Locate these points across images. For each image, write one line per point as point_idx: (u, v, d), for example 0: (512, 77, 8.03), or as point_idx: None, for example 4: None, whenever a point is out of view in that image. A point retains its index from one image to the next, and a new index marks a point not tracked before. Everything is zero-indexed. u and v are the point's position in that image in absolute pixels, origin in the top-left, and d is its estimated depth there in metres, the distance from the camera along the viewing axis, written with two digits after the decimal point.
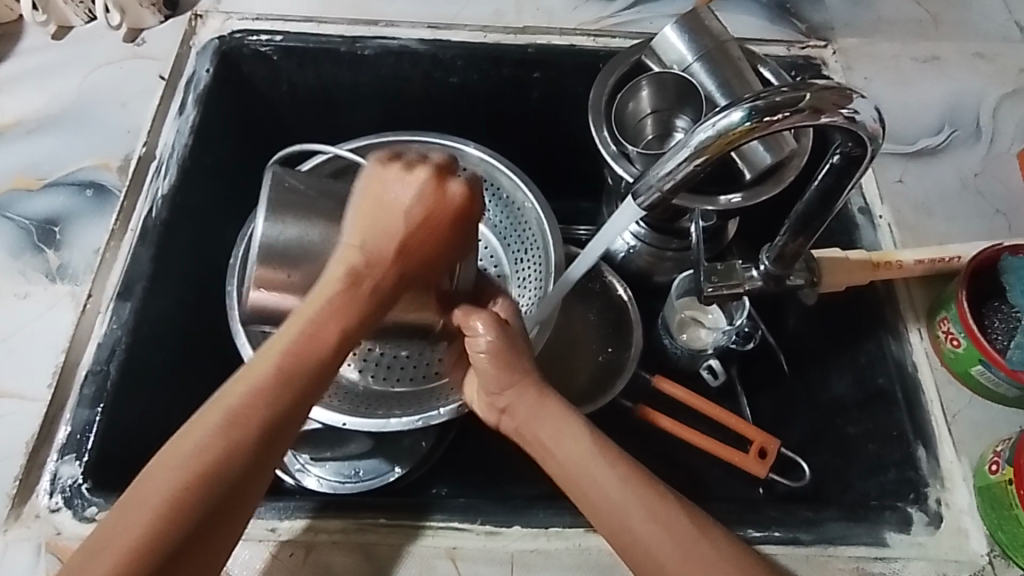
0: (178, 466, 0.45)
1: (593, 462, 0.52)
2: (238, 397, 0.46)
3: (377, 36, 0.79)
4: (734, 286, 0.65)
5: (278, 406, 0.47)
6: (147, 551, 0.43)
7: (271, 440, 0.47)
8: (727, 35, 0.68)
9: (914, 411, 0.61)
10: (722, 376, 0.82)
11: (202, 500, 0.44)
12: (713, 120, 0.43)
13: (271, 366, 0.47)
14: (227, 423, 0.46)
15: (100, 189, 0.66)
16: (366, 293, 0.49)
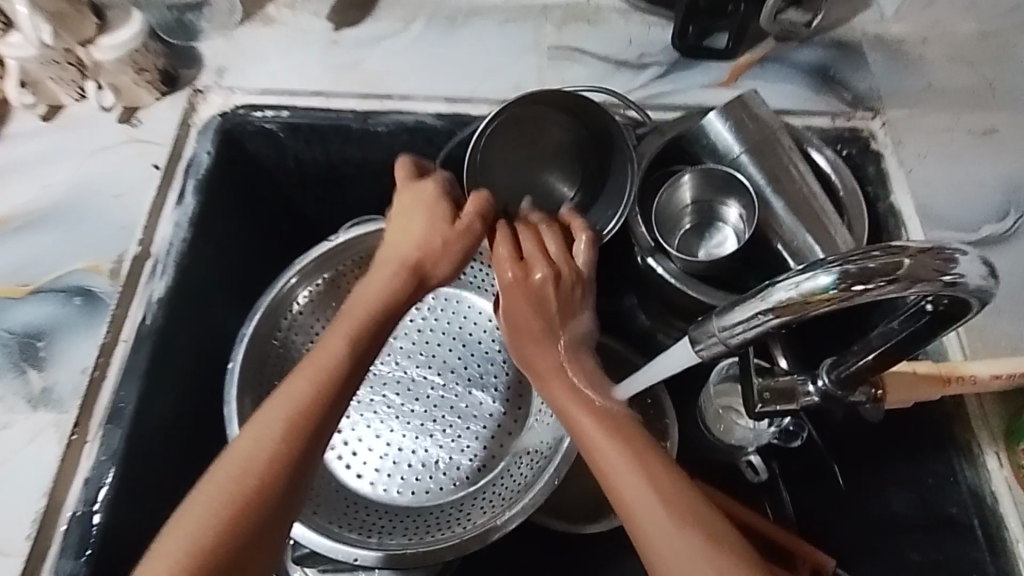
0: (220, 481, 0.47)
1: (622, 461, 0.49)
2: (275, 405, 0.49)
3: (390, 111, 0.73)
4: (786, 402, 0.58)
5: (309, 412, 0.49)
6: (191, 572, 0.44)
7: (309, 443, 0.49)
8: (778, 124, 0.63)
9: (998, 553, 0.56)
10: (763, 474, 0.71)
11: (243, 511, 0.46)
12: (792, 278, 0.38)
13: (302, 377, 0.50)
14: (261, 434, 0.48)
15: (89, 297, 0.60)
16: (394, 284, 0.55)
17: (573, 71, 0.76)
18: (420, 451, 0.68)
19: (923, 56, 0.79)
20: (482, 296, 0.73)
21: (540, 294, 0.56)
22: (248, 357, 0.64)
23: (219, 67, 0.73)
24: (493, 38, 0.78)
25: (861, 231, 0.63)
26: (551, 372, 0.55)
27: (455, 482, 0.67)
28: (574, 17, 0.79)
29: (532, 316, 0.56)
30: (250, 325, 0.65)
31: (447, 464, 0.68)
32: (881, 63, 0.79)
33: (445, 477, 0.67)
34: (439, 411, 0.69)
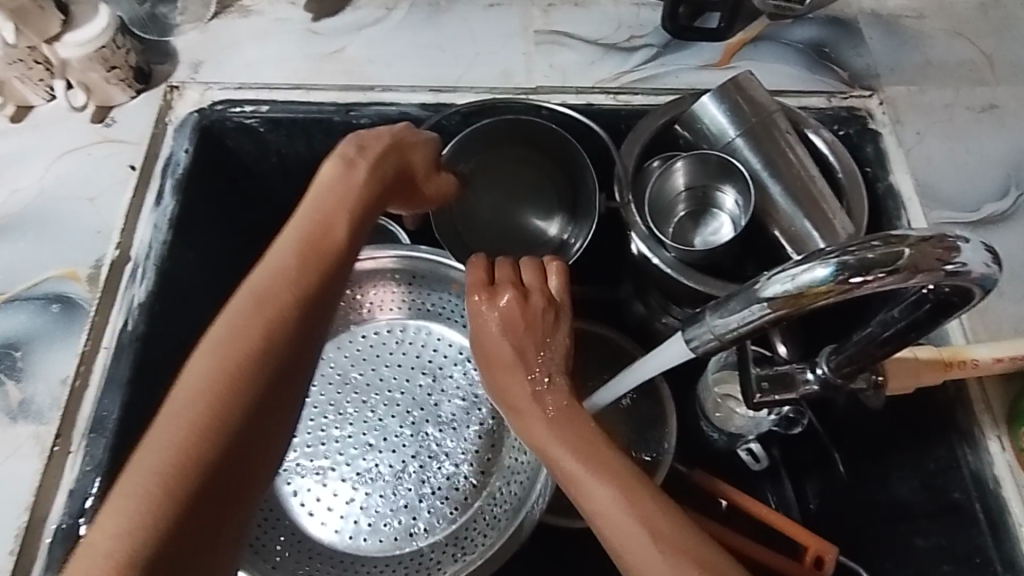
0: (211, 361, 0.43)
1: (592, 474, 0.50)
2: (266, 287, 0.46)
3: (373, 103, 0.71)
4: (785, 391, 0.57)
5: (304, 287, 0.47)
6: (193, 447, 0.40)
7: (308, 318, 0.47)
8: (774, 106, 0.62)
9: (1000, 537, 0.55)
10: (763, 459, 0.73)
11: (246, 384, 0.43)
12: (788, 271, 0.36)
13: (292, 260, 0.48)
14: (259, 315, 0.45)
15: (67, 304, 0.59)
16: (371, 184, 0.54)
17: (561, 55, 0.74)
18: (391, 494, 0.68)
19: (921, 31, 0.77)
20: (447, 324, 0.72)
21: (510, 320, 0.57)
22: None
23: (195, 62, 0.71)
24: (478, 24, 0.75)
25: (861, 216, 0.61)
26: (528, 406, 0.55)
27: (427, 526, 0.67)
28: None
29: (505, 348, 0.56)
30: None
31: (419, 506, 0.68)
32: (878, 39, 0.77)
33: (416, 521, 0.67)
34: (408, 451, 0.69)
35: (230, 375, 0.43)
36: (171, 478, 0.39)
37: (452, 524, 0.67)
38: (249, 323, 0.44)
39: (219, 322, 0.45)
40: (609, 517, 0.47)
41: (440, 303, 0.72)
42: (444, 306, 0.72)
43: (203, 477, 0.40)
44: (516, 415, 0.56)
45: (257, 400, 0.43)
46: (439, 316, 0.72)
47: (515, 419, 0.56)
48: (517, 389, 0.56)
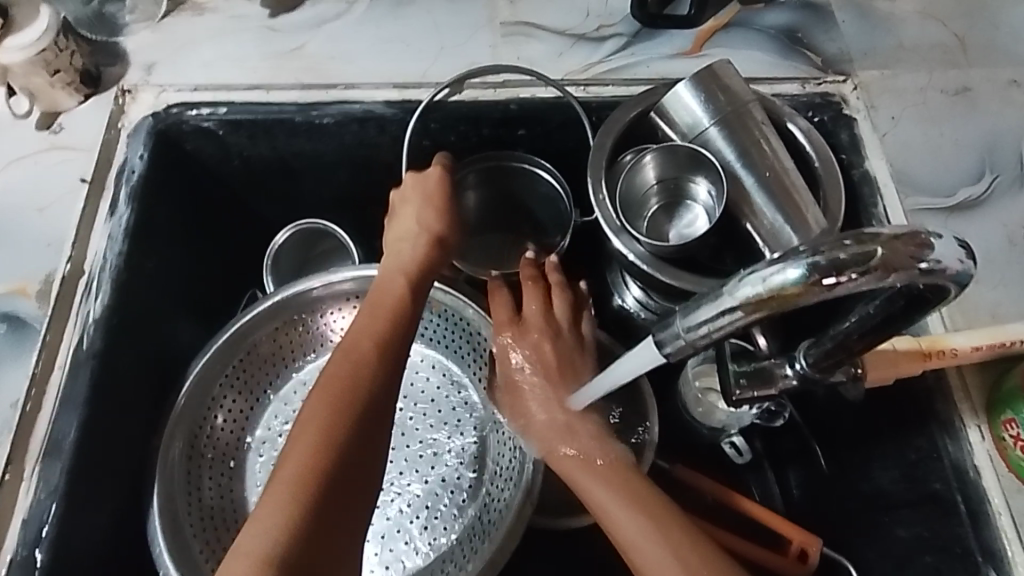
0: (317, 411, 0.48)
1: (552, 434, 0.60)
2: (350, 344, 0.52)
3: (335, 101, 0.68)
4: (763, 386, 0.56)
5: (380, 335, 0.53)
6: (312, 483, 0.45)
7: (389, 360, 0.52)
8: (751, 94, 0.60)
9: (980, 525, 0.54)
10: (747, 453, 0.72)
11: (347, 425, 0.48)
12: (757, 272, 0.34)
13: (362, 321, 0.54)
14: (347, 366, 0.50)
15: (14, 323, 0.57)
16: (422, 246, 0.58)
17: (529, 47, 0.72)
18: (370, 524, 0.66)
19: (894, 14, 0.76)
20: (425, 342, 0.71)
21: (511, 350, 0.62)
22: (177, 424, 0.61)
23: (148, 63, 0.68)
24: (442, 16, 0.73)
25: (836, 210, 0.60)
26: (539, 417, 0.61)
27: (405, 557, 0.65)
28: None
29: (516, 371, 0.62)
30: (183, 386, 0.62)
31: (398, 537, 0.65)
32: (851, 22, 0.75)
33: (394, 552, 0.65)
34: (388, 480, 0.67)
35: (331, 417, 0.48)
36: (300, 503, 0.45)
37: (431, 556, 0.64)
38: (339, 372, 0.50)
39: (320, 375, 0.51)
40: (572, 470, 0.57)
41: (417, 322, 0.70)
42: (423, 324, 0.70)
43: (327, 508, 0.45)
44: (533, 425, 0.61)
45: (353, 440, 0.48)
46: (419, 335, 0.70)
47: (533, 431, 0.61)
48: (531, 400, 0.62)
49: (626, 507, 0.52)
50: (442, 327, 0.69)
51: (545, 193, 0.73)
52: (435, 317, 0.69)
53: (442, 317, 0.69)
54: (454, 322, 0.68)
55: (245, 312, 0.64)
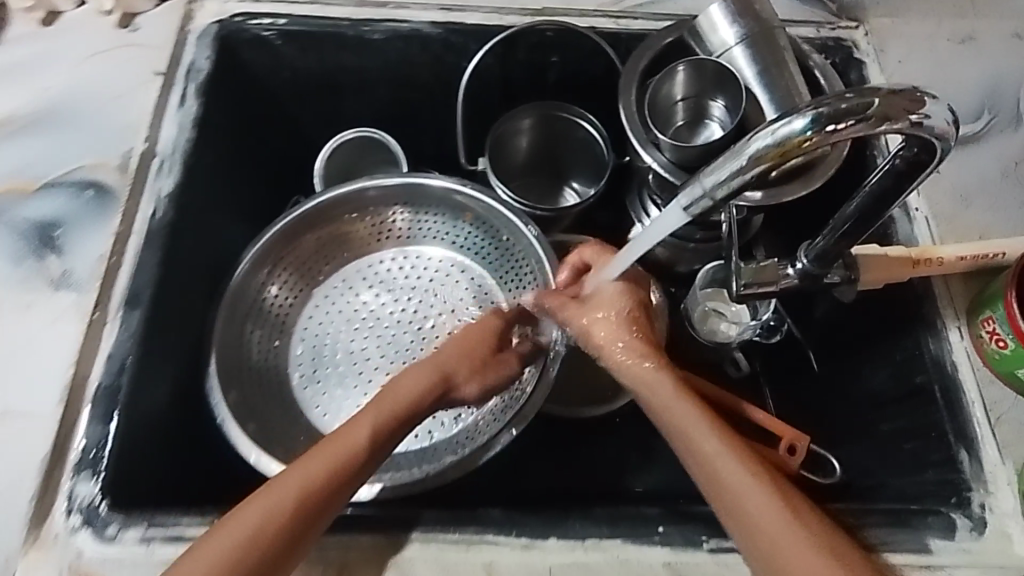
0: (276, 496, 0.49)
1: (655, 379, 0.56)
2: (344, 436, 0.54)
3: (386, 19, 0.74)
4: (765, 284, 0.62)
5: (412, 408, 0.58)
6: (310, 504, 0.49)
7: (363, 470, 0.53)
8: (777, 20, 0.65)
9: (954, 411, 0.60)
10: (746, 368, 0.80)
11: (342, 487, 0.51)
12: (769, 125, 0.40)
13: (364, 415, 0.56)
14: (328, 460, 0.52)
15: (101, 190, 0.63)
16: (434, 381, 0.61)
17: None
18: None
19: None
20: (459, 250, 0.77)
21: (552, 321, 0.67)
22: (231, 305, 0.68)
23: None
24: None
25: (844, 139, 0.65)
26: (642, 376, 0.57)
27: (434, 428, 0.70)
28: None
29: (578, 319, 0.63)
30: (244, 264, 0.69)
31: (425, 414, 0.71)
32: None
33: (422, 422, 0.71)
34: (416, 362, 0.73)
35: (293, 502, 0.49)
36: None
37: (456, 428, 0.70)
38: (321, 462, 0.52)
39: (299, 456, 0.52)
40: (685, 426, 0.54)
41: (454, 231, 0.76)
42: (459, 234, 0.76)
43: (306, 531, 0.49)
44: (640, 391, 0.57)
45: (299, 534, 0.49)
46: (454, 243, 0.77)
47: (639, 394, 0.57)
48: (640, 371, 0.57)
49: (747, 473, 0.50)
50: (477, 236, 0.76)
51: (581, 138, 0.83)
52: (470, 227, 0.75)
53: (476, 225, 0.75)
54: (487, 228, 0.74)
55: (289, 213, 0.72)
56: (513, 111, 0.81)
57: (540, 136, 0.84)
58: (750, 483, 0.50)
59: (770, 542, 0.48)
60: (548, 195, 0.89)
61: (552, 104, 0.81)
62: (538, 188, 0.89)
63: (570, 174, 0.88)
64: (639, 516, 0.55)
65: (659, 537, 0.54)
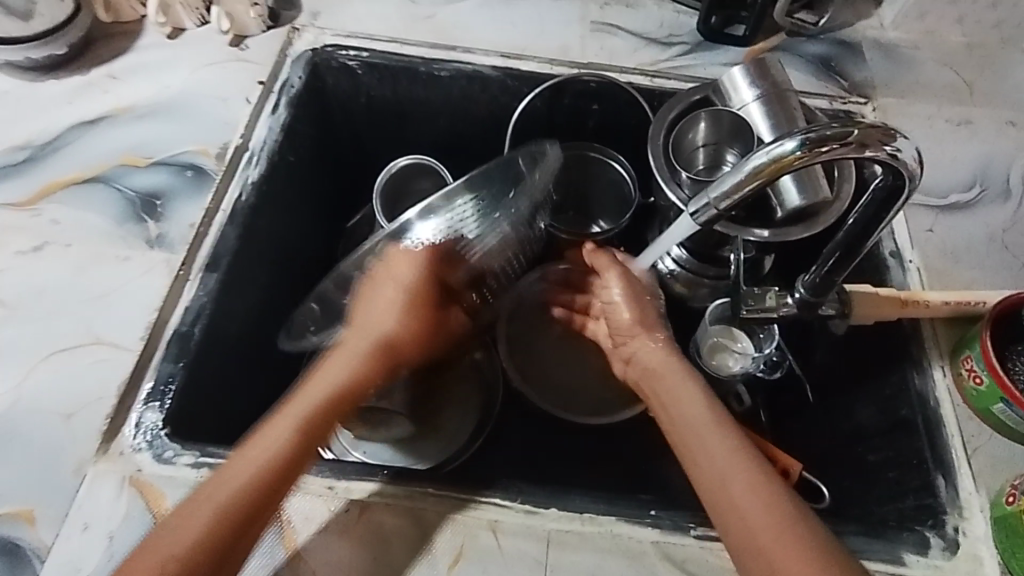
0: (216, 491, 0.51)
1: (678, 378, 0.63)
2: (270, 429, 0.55)
3: (453, 60, 0.87)
4: (768, 312, 0.70)
5: (341, 395, 0.60)
6: (252, 494, 0.51)
7: (301, 454, 0.55)
8: (788, 85, 0.76)
9: (935, 441, 0.65)
10: (748, 402, 0.86)
11: (278, 471, 0.53)
12: (769, 143, 0.50)
13: (297, 403, 0.57)
14: (264, 450, 0.53)
15: (199, 172, 0.74)
16: (358, 367, 0.62)
17: (611, 41, 0.90)
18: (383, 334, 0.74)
19: (915, 58, 0.92)
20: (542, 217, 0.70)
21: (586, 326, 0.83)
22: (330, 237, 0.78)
23: (314, 12, 0.88)
24: (544, 11, 0.91)
25: (847, 193, 0.73)
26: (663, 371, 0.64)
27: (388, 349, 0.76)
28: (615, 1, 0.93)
29: (618, 323, 0.71)
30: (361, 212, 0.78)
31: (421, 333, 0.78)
32: (877, 59, 0.91)
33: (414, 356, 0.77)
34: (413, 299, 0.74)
35: (235, 492, 0.51)
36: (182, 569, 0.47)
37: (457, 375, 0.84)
38: (257, 451, 0.53)
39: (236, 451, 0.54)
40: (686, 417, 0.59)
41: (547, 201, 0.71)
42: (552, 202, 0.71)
43: (251, 519, 0.51)
44: (656, 387, 0.64)
45: (246, 524, 0.50)
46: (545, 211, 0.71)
47: (654, 392, 0.64)
48: (664, 367, 0.65)
49: (737, 460, 0.54)
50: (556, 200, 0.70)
51: (613, 179, 0.93)
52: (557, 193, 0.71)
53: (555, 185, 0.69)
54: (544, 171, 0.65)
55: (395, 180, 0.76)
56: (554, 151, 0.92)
57: (575, 175, 0.94)
58: (735, 469, 0.53)
59: (755, 534, 0.50)
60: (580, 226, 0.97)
61: (588, 147, 0.92)
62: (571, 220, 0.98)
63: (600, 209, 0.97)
64: (633, 500, 0.60)
65: (650, 520, 0.58)
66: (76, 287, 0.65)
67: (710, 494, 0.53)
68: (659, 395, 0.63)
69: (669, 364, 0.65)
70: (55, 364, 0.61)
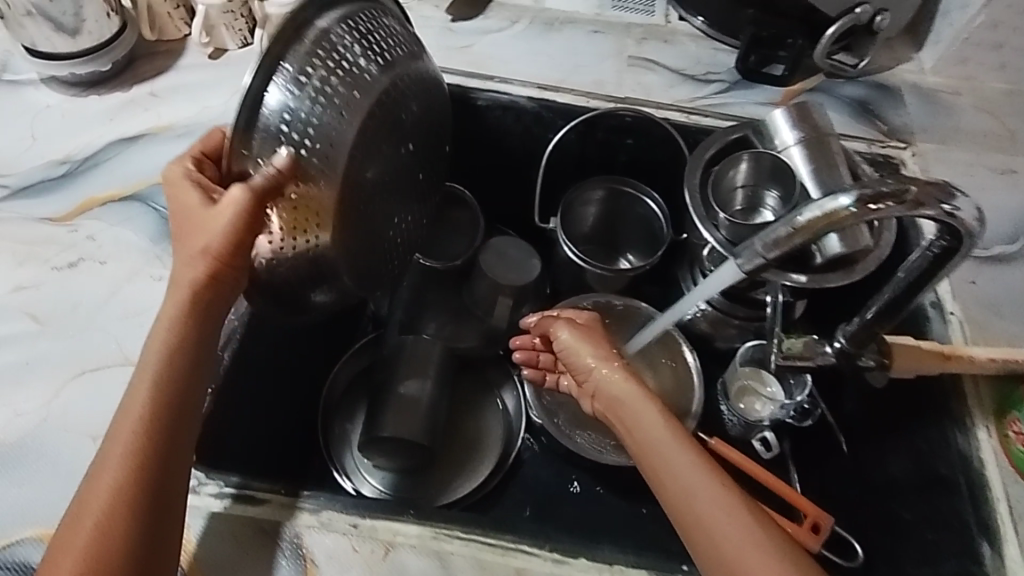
0: (113, 453, 0.52)
1: (637, 396, 0.61)
2: (139, 381, 0.54)
3: (490, 90, 0.87)
4: (802, 359, 0.69)
5: (180, 331, 0.55)
6: (142, 448, 0.52)
7: (171, 398, 0.54)
8: (830, 129, 0.75)
9: (979, 505, 0.65)
10: (775, 448, 0.82)
11: (159, 418, 0.54)
12: (823, 198, 0.49)
13: (156, 347, 0.55)
14: (142, 402, 0.53)
15: None
16: (190, 296, 0.56)
17: (648, 76, 0.90)
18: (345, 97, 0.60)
19: (955, 104, 0.90)
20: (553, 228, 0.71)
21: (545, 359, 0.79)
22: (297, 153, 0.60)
23: None
24: (582, 43, 0.91)
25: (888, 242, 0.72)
26: (614, 398, 0.63)
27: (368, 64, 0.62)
28: (652, 36, 0.93)
29: (579, 363, 0.67)
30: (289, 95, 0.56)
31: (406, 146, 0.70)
32: (917, 103, 0.90)
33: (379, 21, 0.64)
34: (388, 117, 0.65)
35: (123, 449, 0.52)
36: (107, 527, 0.50)
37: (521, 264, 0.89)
38: (139, 404, 0.53)
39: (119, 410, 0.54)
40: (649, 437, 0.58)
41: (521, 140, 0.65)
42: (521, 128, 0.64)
43: (148, 467, 0.52)
44: (614, 410, 0.62)
45: (151, 473, 0.52)
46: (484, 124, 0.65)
47: (613, 414, 0.62)
48: (617, 388, 0.63)
49: (705, 486, 0.54)
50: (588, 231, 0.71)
51: (643, 214, 0.92)
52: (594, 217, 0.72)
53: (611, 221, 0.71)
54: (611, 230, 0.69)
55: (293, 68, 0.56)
56: (582, 183, 0.91)
57: (606, 208, 0.93)
58: (703, 493, 0.53)
59: (726, 559, 0.51)
60: (610, 261, 0.97)
61: (619, 181, 0.91)
62: (601, 254, 0.97)
63: (629, 244, 0.96)
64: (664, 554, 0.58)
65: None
66: (109, 305, 0.65)
67: (684, 520, 0.54)
68: (619, 417, 0.62)
69: (621, 383, 0.63)
70: (86, 383, 0.61)
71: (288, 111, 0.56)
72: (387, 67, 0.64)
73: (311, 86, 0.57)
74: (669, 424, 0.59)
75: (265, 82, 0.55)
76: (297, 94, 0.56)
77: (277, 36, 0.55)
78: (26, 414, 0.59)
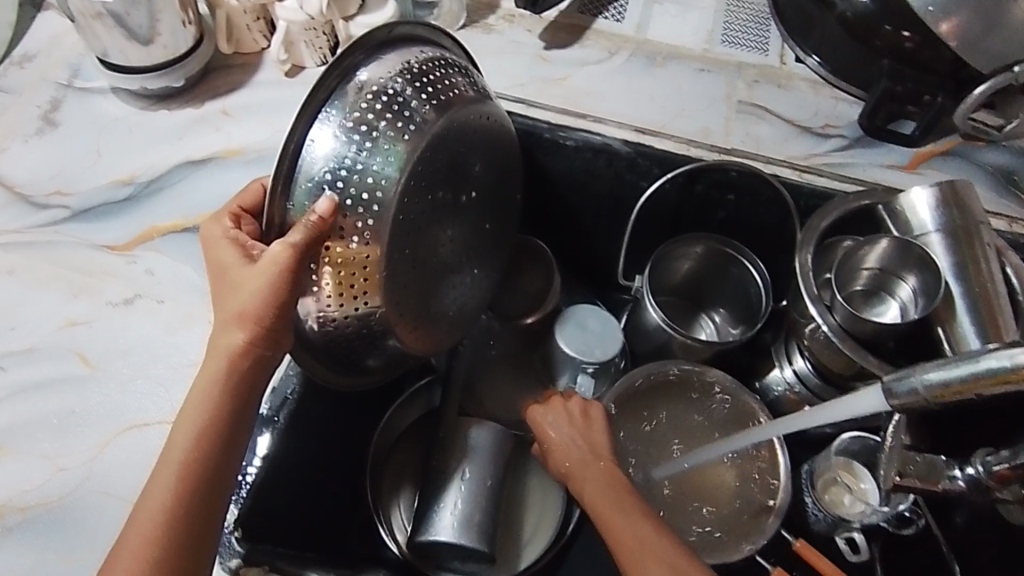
0: (134, 540, 0.47)
1: (613, 499, 0.59)
2: (165, 455, 0.49)
3: (582, 130, 0.79)
4: (927, 480, 0.57)
5: (216, 402, 0.49)
6: (167, 535, 0.47)
7: (196, 476, 0.48)
8: (983, 220, 0.65)
9: None
10: (864, 553, 0.73)
11: (189, 500, 0.48)
12: (973, 360, 0.44)
13: (184, 420, 0.49)
14: (167, 482, 0.48)
15: None
16: (229, 365, 0.49)
17: (760, 126, 0.80)
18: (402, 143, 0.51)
19: None
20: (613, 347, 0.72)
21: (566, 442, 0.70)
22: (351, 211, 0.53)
23: None
24: (689, 82, 0.82)
25: None
26: (598, 496, 0.60)
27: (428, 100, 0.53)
28: (767, 77, 0.83)
29: (561, 462, 0.65)
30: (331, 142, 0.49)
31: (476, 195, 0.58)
32: None
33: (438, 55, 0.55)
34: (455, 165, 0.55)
35: (145, 537, 0.47)
36: None
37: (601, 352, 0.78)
38: (165, 484, 0.48)
39: (145, 488, 0.49)
40: (626, 540, 0.56)
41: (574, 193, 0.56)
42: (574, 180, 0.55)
43: (174, 555, 0.47)
44: (596, 508, 0.60)
45: (180, 560, 0.47)
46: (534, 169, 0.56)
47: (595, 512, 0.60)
48: (594, 487, 0.61)
49: None
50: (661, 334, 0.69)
51: (736, 275, 0.83)
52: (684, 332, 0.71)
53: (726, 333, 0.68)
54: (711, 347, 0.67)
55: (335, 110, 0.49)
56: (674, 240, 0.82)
57: (696, 265, 0.85)
58: None
59: None
60: (690, 326, 0.90)
61: (719, 241, 0.82)
62: (683, 313, 0.90)
63: (717, 304, 0.89)
64: None
65: None
66: (168, 351, 0.61)
67: None
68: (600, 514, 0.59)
69: (596, 480, 0.61)
70: (139, 439, 0.58)
71: (340, 159, 0.49)
72: (446, 106, 0.53)
73: (359, 132, 0.49)
74: (655, 528, 0.57)
75: (309, 130, 0.49)
76: (345, 140, 0.49)
77: (323, 82, 0.49)
78: (77, 468, 0.56)
